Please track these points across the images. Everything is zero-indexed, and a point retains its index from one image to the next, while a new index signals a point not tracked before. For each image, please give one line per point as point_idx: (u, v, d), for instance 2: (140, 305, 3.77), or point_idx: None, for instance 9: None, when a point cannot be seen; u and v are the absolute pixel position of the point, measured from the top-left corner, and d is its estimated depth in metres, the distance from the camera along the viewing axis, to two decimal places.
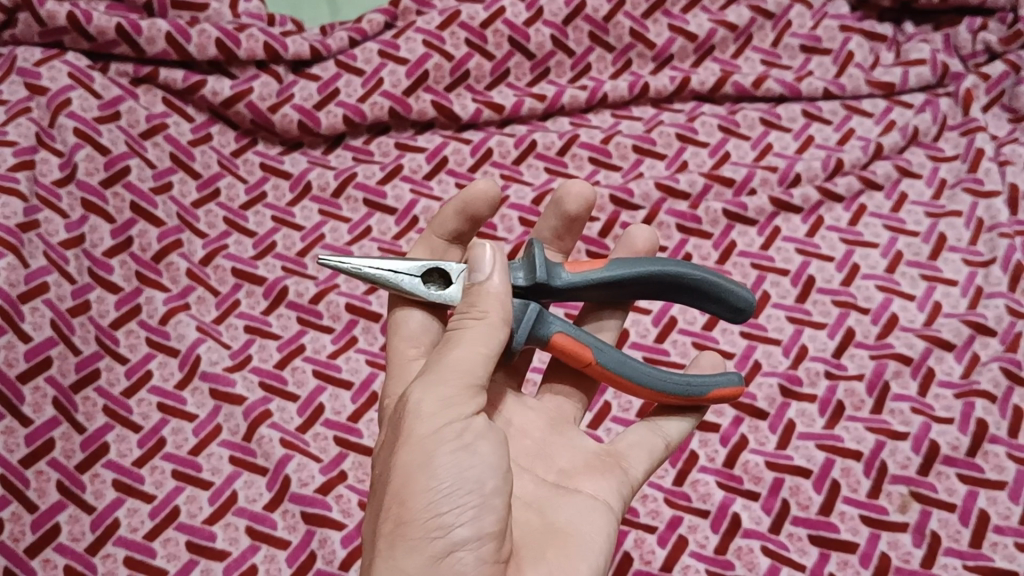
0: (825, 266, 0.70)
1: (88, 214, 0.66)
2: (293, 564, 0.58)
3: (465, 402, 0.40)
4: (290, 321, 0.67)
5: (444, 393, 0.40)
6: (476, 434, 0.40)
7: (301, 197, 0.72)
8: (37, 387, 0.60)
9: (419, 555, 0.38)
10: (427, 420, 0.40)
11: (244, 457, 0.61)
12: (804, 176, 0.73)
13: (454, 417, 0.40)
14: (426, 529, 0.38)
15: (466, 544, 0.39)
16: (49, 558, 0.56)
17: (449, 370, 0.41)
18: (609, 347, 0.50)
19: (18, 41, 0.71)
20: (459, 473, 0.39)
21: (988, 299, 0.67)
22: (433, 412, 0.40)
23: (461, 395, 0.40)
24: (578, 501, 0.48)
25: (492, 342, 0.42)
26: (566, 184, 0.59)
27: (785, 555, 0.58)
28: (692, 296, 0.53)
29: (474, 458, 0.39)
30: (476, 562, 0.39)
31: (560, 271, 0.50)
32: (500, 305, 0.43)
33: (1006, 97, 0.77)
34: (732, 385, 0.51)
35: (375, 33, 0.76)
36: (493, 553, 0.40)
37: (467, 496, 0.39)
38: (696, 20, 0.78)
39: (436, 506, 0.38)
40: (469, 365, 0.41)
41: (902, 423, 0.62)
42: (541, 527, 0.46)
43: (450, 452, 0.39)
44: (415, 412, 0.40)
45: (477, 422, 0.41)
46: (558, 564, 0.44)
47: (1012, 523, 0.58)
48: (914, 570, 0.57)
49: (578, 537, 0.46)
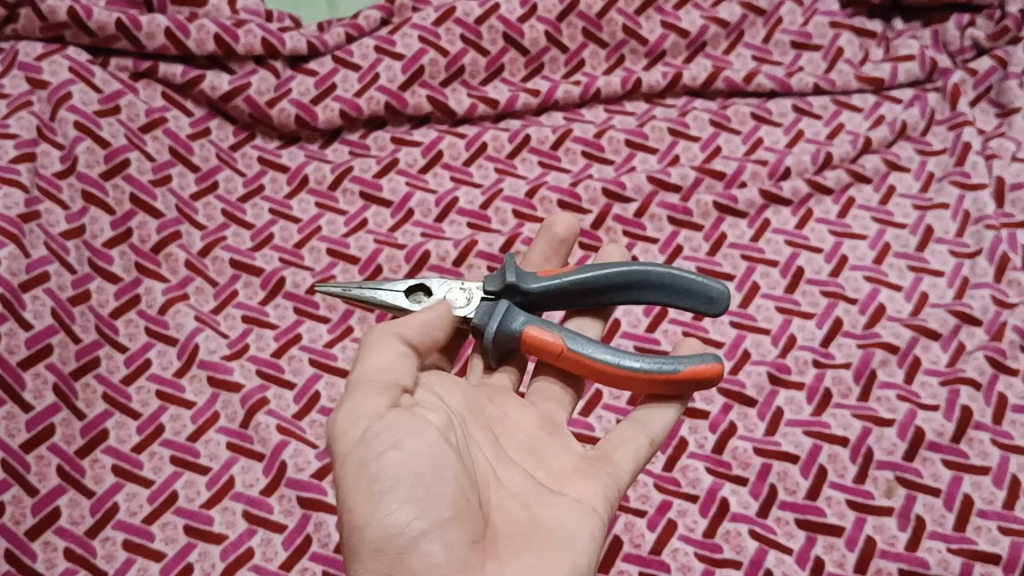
0: (814, 257, 0.71)
1: (88, 205, 0.67)
2: (289, 547, 0.59)
3: (375, 408, 0.42)
4: (287, 311, 0.68)
5: (359, 405, 0.43)
6: (404, 430, 0.40)
7: (298, 189, 0.73)
8: (37, 373, 0.61)
9: (382, 555, 0.39)
10: (351, 433, 0.42)
11: (241, 443, 0.62)
12: (793, 169, 0.74)
13: (373, 424, 0.41)
14: (379, 529, 0.39)
15: (424, 535, 0.38)
16: (50, 541, 0.57)
17: (360, 387, 0.44)
18: (582, 337, 0.52)
19: (20, 36, 0.72)
20: (396, 469, 0.39)
21: (974, 290, 0.68)
22: (357, 427, 0.42)
23: (372, 402, 0.43)
24: (557, 499, 0.47)
25: (385, 353, 0.46)
26: (553, 216, 0.63)
27: (772, 538, 0.59)
28: (661, 293, 0.54)
29: (407, 451, 0.39)
30: (444, 550, 0.38)
31: (532, 277, 0.54)
32: (402, 326, 0.47)
33: (993, 92, 0.78)
34: (709, 364, 0.50)
35: (371, 30, 0.77)
36: (460, 538, 0.39)
37: (410, 488, 0.39)
38: (688, 17, 0.79)
39: (380, 504, 0.39)
40: (372, 378, 0.45)
41: (888, 411, 0.63)
42: (522, 518, 0.44)
43: (378, 455, 0.40)
44: (339, 431, 0.43)
45: (394, 421, 0.41)
46: (537, 554, 0.43)
47: (996, 507, 0.59)
48: (899, 553, 0.58)
49: (554, 525, 0.45)
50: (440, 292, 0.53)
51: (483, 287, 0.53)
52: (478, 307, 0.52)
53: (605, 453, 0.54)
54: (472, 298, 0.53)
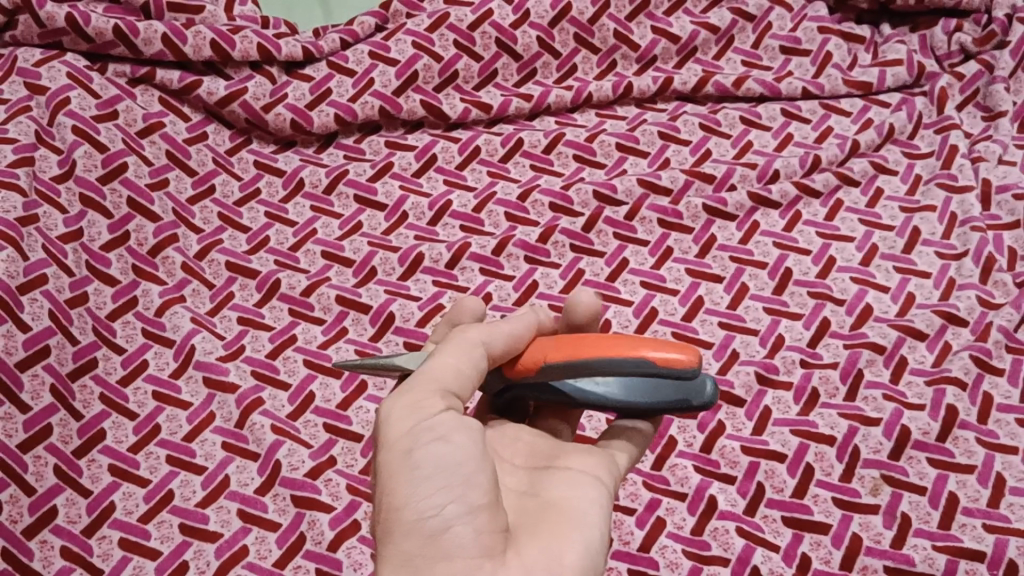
0: (802, 259, 0.72)
1: (86, 209, 0.68)
2: (283, 546, 0.60)
3: (430, 401, 0.41)
4: (282, 312, 0.69)
5: (414, 397, 0.41)
6: (450, 423, 0.40)
7: (294, 194, 0.74)
8: (35, 374, 0.62)
9: (416, 534, 0.38)
10: (399, 423, 0.40)
11: (236, 442, 0.63)
12: (782, 173, 0.75)
13: (426, 414, 0.40)
14: (412, 513, 0.38)
15: (458, 518, 0.38)
16: (46, 539, 0.58)
17: (423, 379, 0.42)
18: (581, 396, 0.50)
19: (19, 42, 0.74)
20: (439, 458, 0.39)
21: (960, 290, 0.69)
22: (408, 417, 0.40)
23: (431, 397, 0.41)
24: (565, 479, 0.46)
25: (459, 353, 0.44)
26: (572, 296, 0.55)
27: (760, 535, 0.60)
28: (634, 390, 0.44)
29: (449, 442, 0.39)
30: (473, 534, 0.38)
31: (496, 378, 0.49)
32: (481, 332, 0.45)
33: (980, 95, 0.79)
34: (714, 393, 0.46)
35: (366, 35, 0.78)
36: (491, 524, 0.39)
37: (449, 475, 0.39)
38: (678, 22, 0.81)
39: (419, 489, 0.38)
40: (438, 370, 0.43)
41: (875, 410, 0.64)
42: (537, 507, 0.44)
43: (424, 444, 0.39)
44: (388, 420, 0.41)
45: (446, 415, 0.41)
46: (560, 539, 0.41)
47: (980, 505, 0.60)
48: (884, 550, 0.59)
49: (575, 510, 0.43)
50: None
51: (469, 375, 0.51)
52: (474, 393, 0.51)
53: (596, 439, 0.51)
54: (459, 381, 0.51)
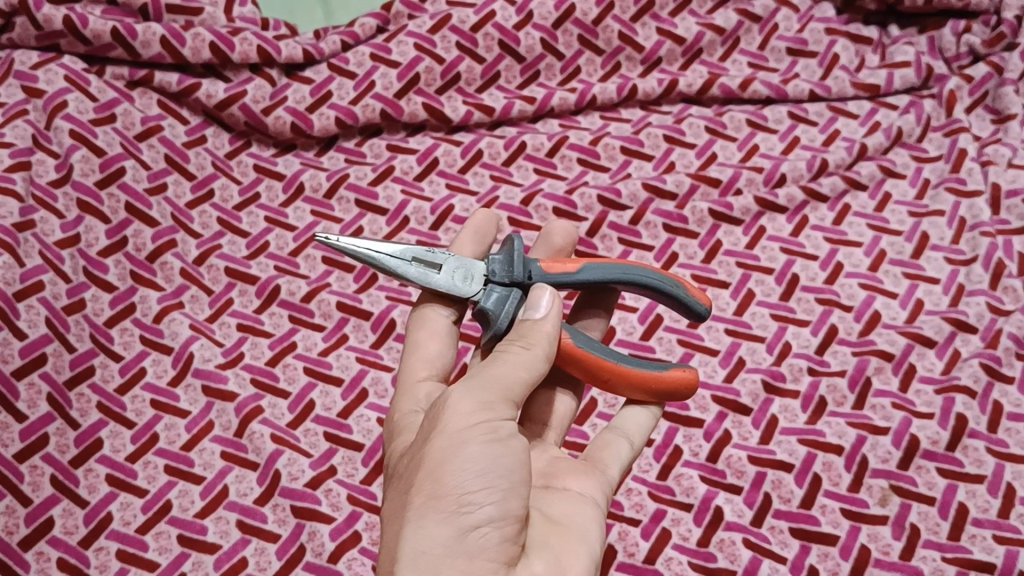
0: (809, 265, 0.71)
1: (84, 214, 0.67)
2: (283, 557, 0.59)
3: (492, 403, 0.41)
4: (282, 319, 0.68)
5: (479, 395, 0.41)
6: (507, 432, 0.41)
7: (294, 197, 0.73)
8: (31, 383, 0.61)
9: (448, 525, 0.38)
10: (463, 415, 0.40)
11: (235, 452, 0.62)
12: (789, 176, 0.74)
13: (487, 415, 0.41)
14: (454, 503, 0.38)
15: (492, 522, 0.38)
16: (43, 550, 0.57)
17: (490, 381, 0.42)
18: (599, 275, 0.51)
19: (16, 45, 0.72)
20: (491, 459, 0.39)
21: (969, 296, 0.68)
22: (471, 409, 0.41)
23: (494, 397, 0.42)
24: (565, 497, 0.47)
25: (528, 364, 0.44)
26: (551, 223, 0.62)
27: (767, 547, 0.59)
28: (644, 293, 0.52)
29: (503, 447, 0.40)
30: (499, 540, 0.39)
31: (535, 266, 0.51)
32: (547, 341, 0.45)
33: (989, 98, 0.78)
34: (686, 373, 0.50)
35: (367, 37, 0.77)
36: (515, 534, 0.39)
37: (497, 479, 0.39)
38: (683, 23, 0.79)
39: (467, 483, 0.38)
40: (506, 375, 0.43)
41: (883, 419, 0.63)
42: (546, 523, 0.44)
43: (481, 441, 0.40)
44: (451, 408, 0.41)
45: (504, 420, 0.41)
46: (565, 558, 0.42)
47: (991, 516, 0.59)
48: (893, 562, 0.58)
49: (581, 529, 0.44)
50: (452, 268, 0.49)
51: (487, 269, 0.49)
52: (487, 292, 0.49)
53: (594, 454, 0.52)
54: (473, 278, 0.49)
